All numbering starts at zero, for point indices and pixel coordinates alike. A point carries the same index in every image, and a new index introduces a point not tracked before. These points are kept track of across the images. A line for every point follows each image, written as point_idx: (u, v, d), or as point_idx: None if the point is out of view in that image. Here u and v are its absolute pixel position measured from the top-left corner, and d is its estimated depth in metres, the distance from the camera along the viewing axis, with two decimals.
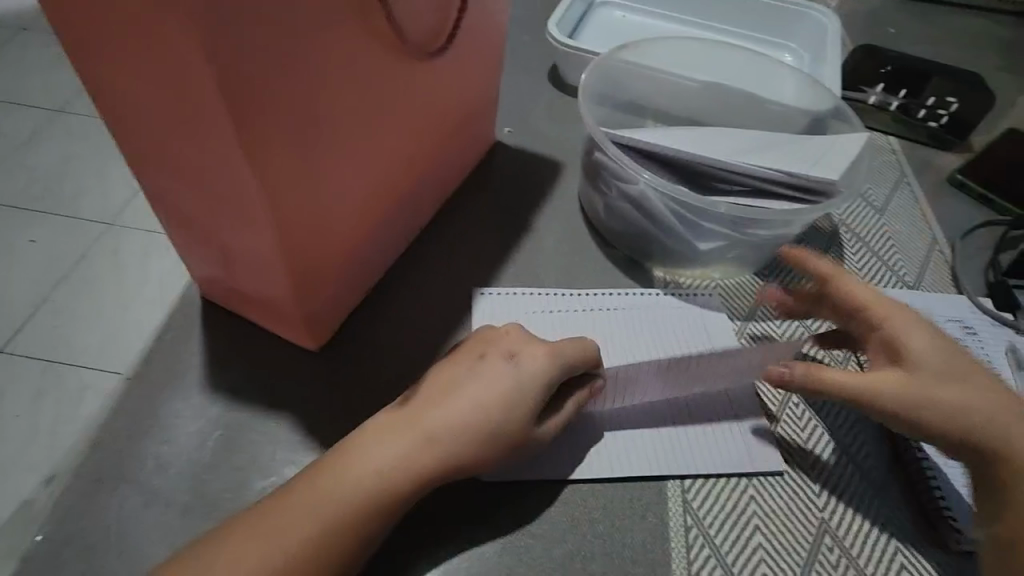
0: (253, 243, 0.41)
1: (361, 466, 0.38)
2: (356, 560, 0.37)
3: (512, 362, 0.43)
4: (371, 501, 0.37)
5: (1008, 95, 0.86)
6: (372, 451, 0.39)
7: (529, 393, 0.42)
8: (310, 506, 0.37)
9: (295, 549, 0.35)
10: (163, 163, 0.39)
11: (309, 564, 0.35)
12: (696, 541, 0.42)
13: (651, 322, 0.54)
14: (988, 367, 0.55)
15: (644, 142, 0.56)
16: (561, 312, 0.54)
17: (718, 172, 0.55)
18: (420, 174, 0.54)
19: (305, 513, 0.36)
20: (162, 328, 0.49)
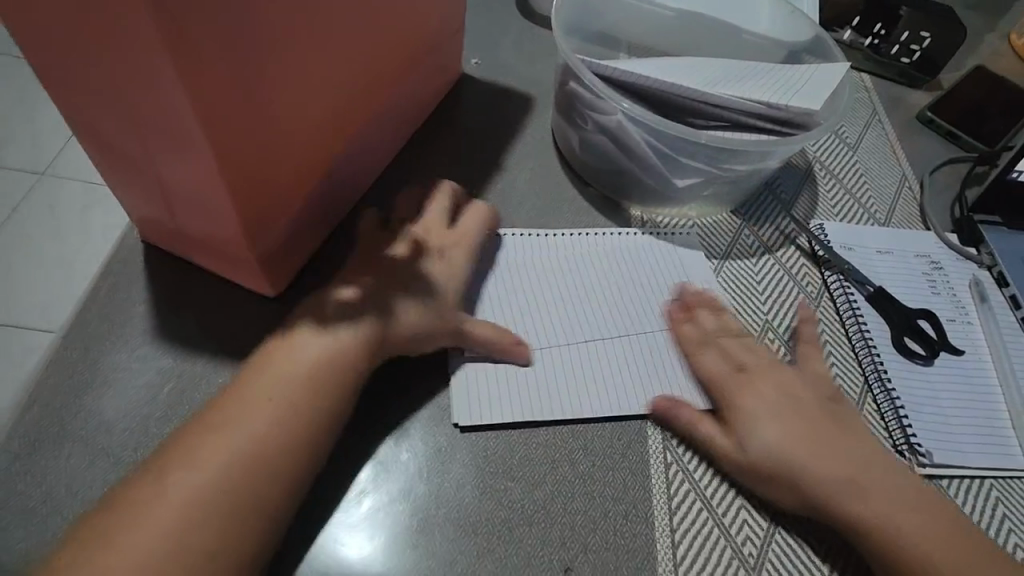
0: (193, 178, 0.36)
1: (275, 377, 0.37)
2: (292, 487, 0.35)
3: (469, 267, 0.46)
4: (292, 421, 0.36)
5: (976, 33, 0.85)
6: (312, 382, 0.37)
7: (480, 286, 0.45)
8: (247, 443, 0.34)
9: (217, 478, 0.33)
10: (81, 79, 0.34)
11: (232, 491, 0.33)
12: (675, 476, 0.42)
13: (632, 265, 0.52)
14: (950, 299, 0.56)
15: (638, 70, 0.52)
16: (514, 255, 0.51)
17: (697, 104, 0.52)
18: (381, 104, 0.50)
19: (240, 449, 0.34)
20: (100, 274, 0.45)
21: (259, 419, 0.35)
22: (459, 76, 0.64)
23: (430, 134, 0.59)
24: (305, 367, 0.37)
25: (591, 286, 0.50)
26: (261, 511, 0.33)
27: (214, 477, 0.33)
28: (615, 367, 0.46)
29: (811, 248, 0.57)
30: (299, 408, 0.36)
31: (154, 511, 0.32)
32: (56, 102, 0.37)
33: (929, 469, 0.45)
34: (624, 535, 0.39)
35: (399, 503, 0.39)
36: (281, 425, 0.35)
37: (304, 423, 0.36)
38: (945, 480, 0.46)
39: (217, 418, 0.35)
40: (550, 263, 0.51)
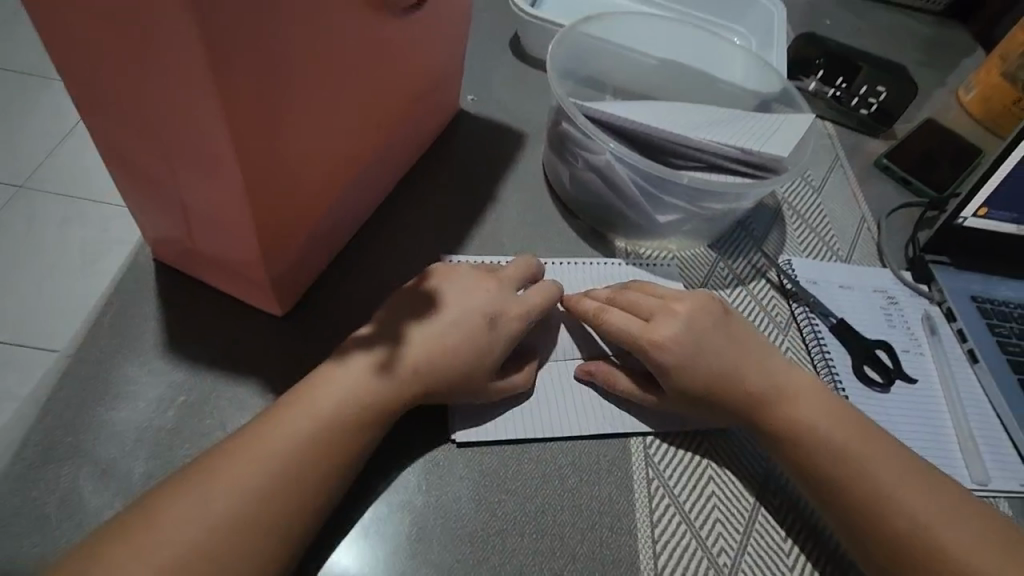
0: (216, 201, 0.39)
1: (314, 407, 0.38)
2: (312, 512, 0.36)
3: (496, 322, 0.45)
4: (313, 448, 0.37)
5: (928, 88, 0.94)
6: (337, 409, 0.39)
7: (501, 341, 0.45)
8: (273, 470, 0.36)
9: (248, 500, 0.35)
10: (119, 108, 0.37)
11: (260, 518, 0.35)
12: (657, 491, 0.45)
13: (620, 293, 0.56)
14: (905, 331, 0.61)
15: (621, 120, 0.57)
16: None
17: (678, 147, 0.57)
18: (387, 137, 0.53)
19: (270, 474, 0.36)
20: (111, 290, 0.46)
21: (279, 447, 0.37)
22: (456, 111, 0.68)
23: (429, 164, 0.63)
24: (338, 402, 0.39)
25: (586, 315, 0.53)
26: (286, 533, 0.35)
27: (241, 501, 0.34)
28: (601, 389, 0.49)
29: (780, 282, 0.62)
30: (329, 434, 0.38)
31: (168, 524, 0.33)
32: (88, 129, 0.40)
33: None
34: (610, 545, 0.42)
35: (400, 513, 0.41)
36: (309, 452, 0.37)
37: (333, 453, 0.38)
38: None
39: (246, 441, 0.37)
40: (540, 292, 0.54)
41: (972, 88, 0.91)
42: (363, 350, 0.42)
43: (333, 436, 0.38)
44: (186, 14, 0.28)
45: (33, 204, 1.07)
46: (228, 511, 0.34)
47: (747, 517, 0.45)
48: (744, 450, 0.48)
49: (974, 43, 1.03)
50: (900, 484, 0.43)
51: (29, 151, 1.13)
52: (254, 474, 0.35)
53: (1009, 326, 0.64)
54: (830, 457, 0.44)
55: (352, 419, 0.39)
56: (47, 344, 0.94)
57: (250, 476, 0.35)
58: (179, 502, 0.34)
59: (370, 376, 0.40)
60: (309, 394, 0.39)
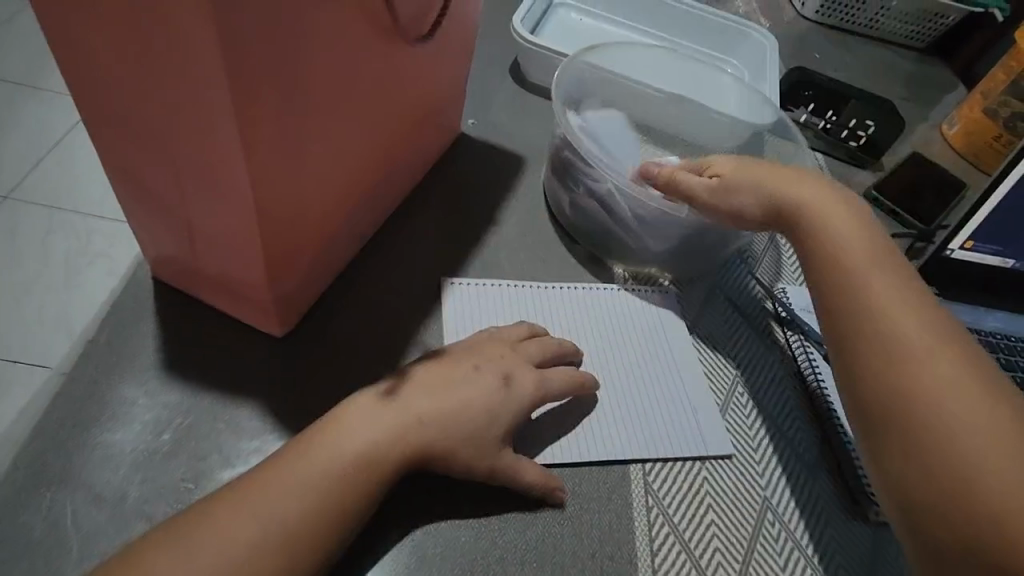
0: (223, 219, 0.39)
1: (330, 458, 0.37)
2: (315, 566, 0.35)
3: (507, 384, 0.44)
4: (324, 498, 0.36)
5: (912, 121, 0.96)
6: (353, 466, 0.37)
7: (512, 407, 0.44)
8: (271, 509, 0.35)
9: (247, 545, 0.34)
10: (131, 128, 0.37)
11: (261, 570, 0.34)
12: (657, 519, 0.45)
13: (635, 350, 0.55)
14: None
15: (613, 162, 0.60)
16: (501, 312, 0.54)
17: (638, 210, 0.57)
18: (392, 159, 0.54)
19: (276, 525, 0.35)
20: (109, 308, 0.46)
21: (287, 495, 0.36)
22: (457, 135, 0.69)
23: (430, 187, 0.63)
24: (356, 458, 0.38)
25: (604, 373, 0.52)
26: None
27: (243, 554, 0.34)
28: (602, 420, 0.49)
29: (774, 309, 0.62)
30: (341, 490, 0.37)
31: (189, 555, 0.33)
32: (97, 147, 0.40)
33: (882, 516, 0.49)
34: (611, 574, 0.42)
35: (401, 541, 0.41)
36: (318, 504, 0.36)
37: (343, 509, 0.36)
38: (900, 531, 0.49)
39: (257, 493, 0.36)
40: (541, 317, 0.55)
41: (955, 123, 0.94)
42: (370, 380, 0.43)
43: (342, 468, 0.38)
44: (211, 33, 0.29)
45: (23, 216, 1.06)
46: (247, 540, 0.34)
47: (746, 545, 0.45)
48: (740, 478, 0.49)
49: (956, 79, 1.07)
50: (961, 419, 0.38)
51: (21, 162, 1.12)
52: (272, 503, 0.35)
53: (997, 356, 0.65)
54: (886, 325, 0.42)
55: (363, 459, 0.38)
56: (42, 362, 0.92)
57: (259, 498, 0.35)
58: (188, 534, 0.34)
59: (391, 411, 0.40)
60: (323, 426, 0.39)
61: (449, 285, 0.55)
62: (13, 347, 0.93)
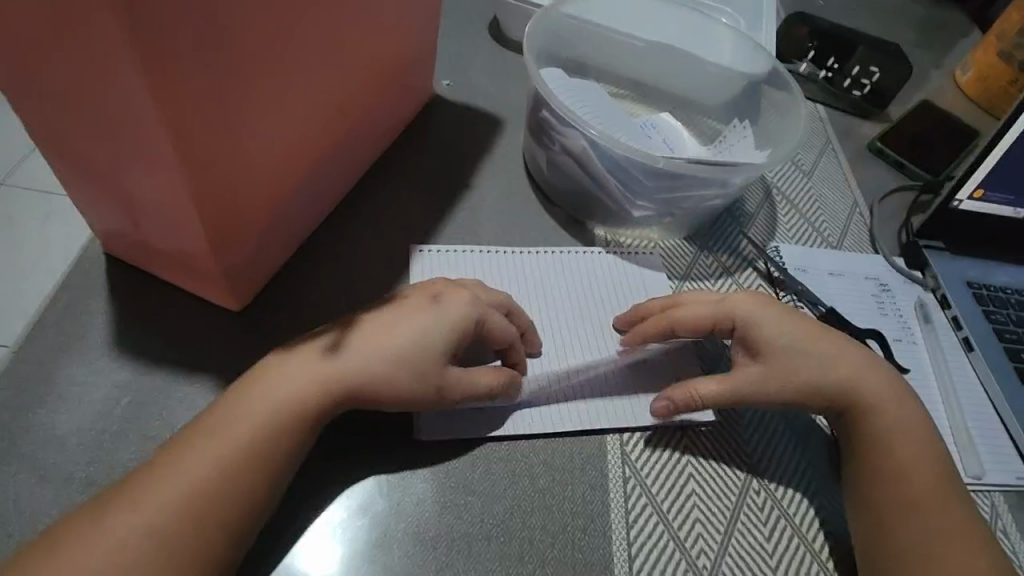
0: (158, 191, 0.37)
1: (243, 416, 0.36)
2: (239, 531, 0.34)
3: (434, 302, 0.42)
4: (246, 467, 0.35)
5: (922, 69, 0.91)
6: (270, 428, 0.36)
7: (447, 323, 0.41)
8: (195, 476, 0.34)
9: (167, 514, 0.33)
10: (50, 94, 0.34)
11: (174, 534, 0.32)
12: (633, 490, 0.43)
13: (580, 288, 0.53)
14: (897, 319, 0.59)
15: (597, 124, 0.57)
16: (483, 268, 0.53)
17: (635, 164, 0.53)
18: (353, 122, 0.51)
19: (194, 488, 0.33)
20: (58, 287, 0.44)
21: (201, 458, 0.34)
22: (430, 96, 0.65)
23: (401, 152, 0.60)
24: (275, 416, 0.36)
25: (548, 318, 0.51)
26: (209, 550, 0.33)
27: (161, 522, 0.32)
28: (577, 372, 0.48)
29: (767, 270, 0.60)
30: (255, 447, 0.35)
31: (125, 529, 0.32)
32: (22, 116, 0.38)
33: None
34: (583, 548, 0.40)
35: (362, 519, 0.39)
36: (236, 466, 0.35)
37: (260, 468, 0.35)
38: None
39: (178, 458, 0.34)
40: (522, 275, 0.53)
41: (968, 68, 0.88)
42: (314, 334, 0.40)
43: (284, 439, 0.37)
44: None
45: (9, 200, 1.05)
46: (188, 510, 0.33)
47: (729, 515, 0.43)
48: (725, 446, 0.46)
49: (970, 23, 1.00)
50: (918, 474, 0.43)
51: (8, 147, 1.11)
52: (214, 476, 0.34)
53: (1007, 313, 0.61)
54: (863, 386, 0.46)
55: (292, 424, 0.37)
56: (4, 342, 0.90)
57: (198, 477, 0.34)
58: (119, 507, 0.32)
59: (310, 358, 0.38)
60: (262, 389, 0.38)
61: (418, 252, 0.52)
62: None
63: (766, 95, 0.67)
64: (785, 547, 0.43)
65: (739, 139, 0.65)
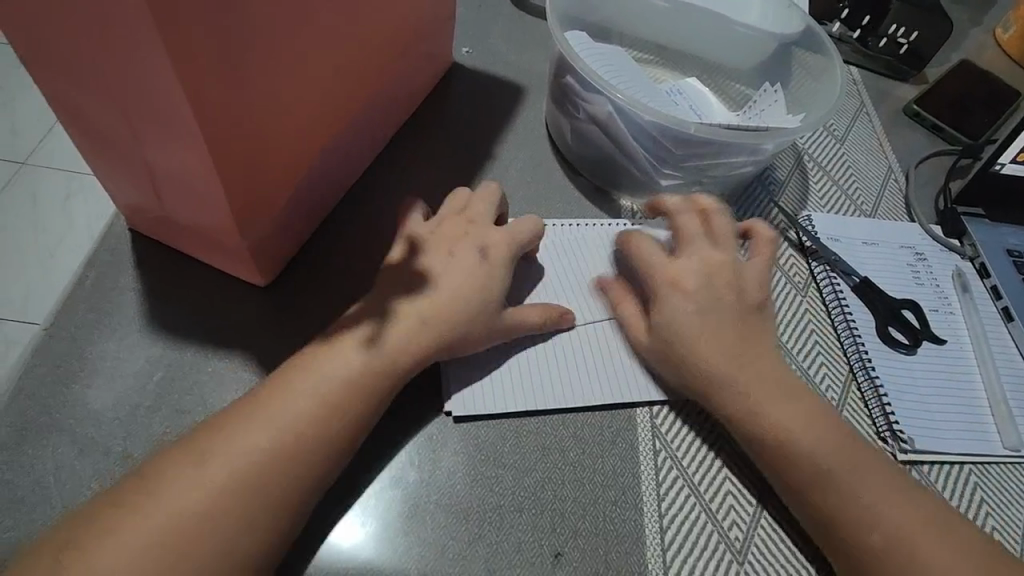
0: (180, 163, 0.36)
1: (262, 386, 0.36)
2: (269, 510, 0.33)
3: (482, 255, 0.44)
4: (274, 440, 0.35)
5: (962, 26, 0.86)
6: (285, 397, 0.36)
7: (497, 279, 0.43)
8: (224, 445, 0.34)
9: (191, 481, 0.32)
10: (70, 65, 0.33)
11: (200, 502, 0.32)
12: (664, 462, 0.43)
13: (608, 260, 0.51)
14: (934, 290, 0.57)
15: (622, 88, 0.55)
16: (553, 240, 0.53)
17: (666, 132, 0.51)
18: (372, 92, 0.49)
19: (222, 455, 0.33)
20: (86, 263, 0.44)
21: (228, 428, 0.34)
22: (449, 65, 0.63)
23: (421, 123, 0.59)
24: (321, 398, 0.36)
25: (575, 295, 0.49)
26: (238, 526, 0.32)
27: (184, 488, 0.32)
28: (618, 333, 0.48)
29: (799, 240, 0.58)
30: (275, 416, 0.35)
31: (164, 501, 0.32)
32: (41, 87, 0.37)
33: (911, 455, 0.47)
34: (614, 520, 0.40)
35: (394, 491, 0.39)
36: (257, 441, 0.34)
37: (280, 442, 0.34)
38: (932, 463, 0.47)
39: None
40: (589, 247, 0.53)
41: (1010, 26, 0.83)
42: (344, 320, 0.40)
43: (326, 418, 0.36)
44: None
45: (30, 180, 1.06)
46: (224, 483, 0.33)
47: (761, 488, 0.43)
48: None
49: None
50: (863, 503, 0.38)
51: (29, 128, 1.12)
52: (252, 449, 0.34)
53: None
54: (778, 400, 0.41)
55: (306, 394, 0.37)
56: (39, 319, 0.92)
57: (233, 452, 0.34)
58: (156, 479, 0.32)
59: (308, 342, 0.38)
60: (293, 362, 0.37)
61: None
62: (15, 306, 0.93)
63: (798, 59, 0.63)
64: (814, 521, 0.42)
65: (769, 105, 0.62)
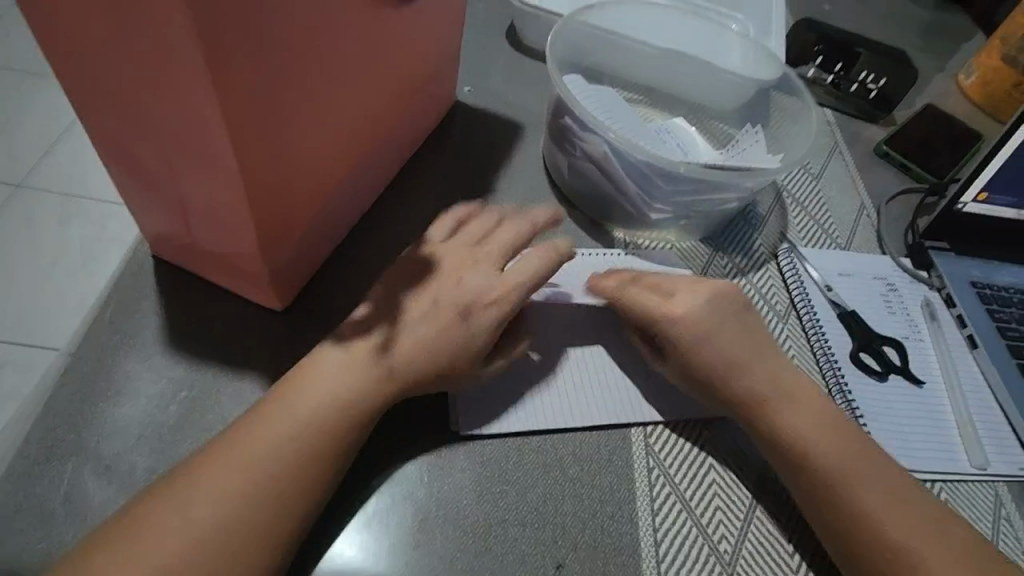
0: (213, 195, 0.39)
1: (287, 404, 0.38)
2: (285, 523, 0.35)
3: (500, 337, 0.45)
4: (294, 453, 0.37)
5: (927, 72, 0.93)
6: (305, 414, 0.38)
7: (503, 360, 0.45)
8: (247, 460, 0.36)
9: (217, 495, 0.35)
10: (118, 105, 0.37)
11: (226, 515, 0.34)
12: (658, 479, 0.45)
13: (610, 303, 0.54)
14: (905, 319, 0.61)
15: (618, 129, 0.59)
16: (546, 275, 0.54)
17: (659, 171, 0.55)
18: (384, 130, 0.53)
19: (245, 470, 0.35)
20: (110, 288, 0.46)
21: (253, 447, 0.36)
22: (452, 102, 0.67)
23: (427, 157, 0.63)
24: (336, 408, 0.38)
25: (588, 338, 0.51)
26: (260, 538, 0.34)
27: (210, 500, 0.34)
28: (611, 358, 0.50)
29: (781, 270, 0.62)
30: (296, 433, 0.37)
31: (192, 514, 0.34)
32: (83, 122, 0.40)
33: None
34: (611, 533, 0.43)
35: (404, 506, 0.42)
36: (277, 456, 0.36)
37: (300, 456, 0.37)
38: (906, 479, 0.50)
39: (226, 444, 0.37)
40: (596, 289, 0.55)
41: (972, 72, 0.90)
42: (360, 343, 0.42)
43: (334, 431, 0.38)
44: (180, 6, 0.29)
45: (30, 203, 1.07)
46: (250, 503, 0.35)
47: (748, 503, 0.45)
48: (745, 438, 0.49)
49: (974, 26, 1.02)
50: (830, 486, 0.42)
51: (29, 152, 1.13)
52: (278, 463, 0.36)
53: (1009, 311, 0.63)
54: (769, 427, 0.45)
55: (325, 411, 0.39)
56: (37, 341, 0.92)
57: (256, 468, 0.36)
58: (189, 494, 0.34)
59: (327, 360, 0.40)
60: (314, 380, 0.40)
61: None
62: (13, 327, 0.93)
63: (776, 102, 0.68)
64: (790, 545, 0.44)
65: (751, 144, 0.68)
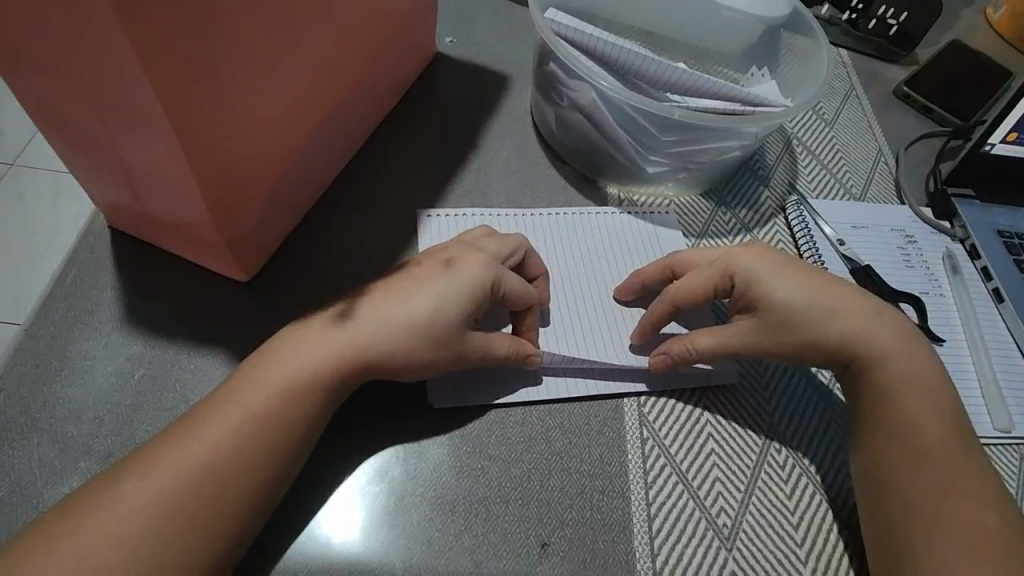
0: (154, 158, 0.36)
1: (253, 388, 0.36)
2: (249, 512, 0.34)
3: (450, 266, 0.41)
4: (252, 437, 0.34)
5: (952, 6, 0.85)
6: (264, 395, 0.36)
7: (467, 297, 0.40)
8: (202, 450, 0.33)
9: (169, 484, 0.32)
10: (37, 62, 0.33)
11: (185, 510, 0.32)
12: (652, 451, 0.42)
13: (594, 272, 0.50)
14: (924, 272, 0.57)
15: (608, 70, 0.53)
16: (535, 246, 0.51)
17: (649, 116, 0.50)
18: (352, 85, 0.49)
19: (201, 461, 0.33)
20: (65, 261, 0.44)
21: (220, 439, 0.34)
22: (432, 55, 0.63)
23: (404, 115, 0.58)
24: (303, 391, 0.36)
25: (576, 309, 0.48)
26: (226, 530, 0.33)
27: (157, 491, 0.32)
28: (596, 327, 0.47)
29: (790, 225, 0.57)
30: (258, 419, 0.35)
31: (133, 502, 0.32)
32: (9, 84, 0.36)
33: None
34: (600, 508, 0.40)
35: (376, 485, 0.39)
36: (235, 442, 0.34)
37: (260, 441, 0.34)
38: None
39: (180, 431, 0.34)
40: (582, 256, 0.51)
41: (1001, 5, 0.82)
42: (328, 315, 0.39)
43: (298, 411, 0.36)
44: None
45: (22, 182, 1.05)
46: (199, 488, 0.32)
47: (750, 474, 0.42)
48: (747, 406, 0.45)
49: None
50: (945, 490, 0.38)
51: (17, 129, 1.11)
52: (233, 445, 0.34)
53: None
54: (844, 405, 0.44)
55: (286, 392, 0.36)
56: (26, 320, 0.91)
57: (210, 454, 0.33)
58: (139, 481, 0.32)
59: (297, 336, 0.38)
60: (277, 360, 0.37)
61: (426, 218, 0.51)
62: None
63: (787, 44, 0.64)
64: (819, 513, 0.42)
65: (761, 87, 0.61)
